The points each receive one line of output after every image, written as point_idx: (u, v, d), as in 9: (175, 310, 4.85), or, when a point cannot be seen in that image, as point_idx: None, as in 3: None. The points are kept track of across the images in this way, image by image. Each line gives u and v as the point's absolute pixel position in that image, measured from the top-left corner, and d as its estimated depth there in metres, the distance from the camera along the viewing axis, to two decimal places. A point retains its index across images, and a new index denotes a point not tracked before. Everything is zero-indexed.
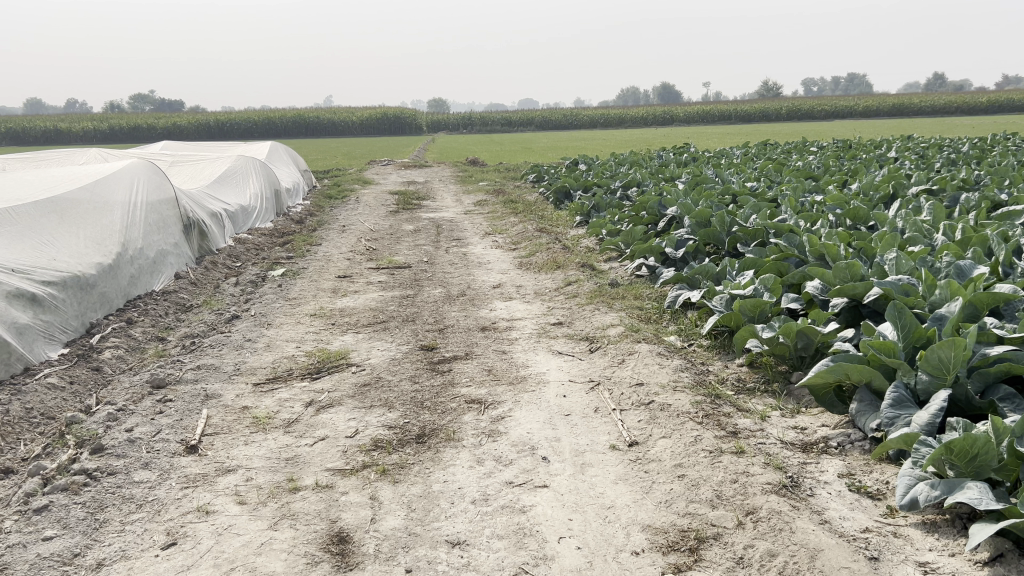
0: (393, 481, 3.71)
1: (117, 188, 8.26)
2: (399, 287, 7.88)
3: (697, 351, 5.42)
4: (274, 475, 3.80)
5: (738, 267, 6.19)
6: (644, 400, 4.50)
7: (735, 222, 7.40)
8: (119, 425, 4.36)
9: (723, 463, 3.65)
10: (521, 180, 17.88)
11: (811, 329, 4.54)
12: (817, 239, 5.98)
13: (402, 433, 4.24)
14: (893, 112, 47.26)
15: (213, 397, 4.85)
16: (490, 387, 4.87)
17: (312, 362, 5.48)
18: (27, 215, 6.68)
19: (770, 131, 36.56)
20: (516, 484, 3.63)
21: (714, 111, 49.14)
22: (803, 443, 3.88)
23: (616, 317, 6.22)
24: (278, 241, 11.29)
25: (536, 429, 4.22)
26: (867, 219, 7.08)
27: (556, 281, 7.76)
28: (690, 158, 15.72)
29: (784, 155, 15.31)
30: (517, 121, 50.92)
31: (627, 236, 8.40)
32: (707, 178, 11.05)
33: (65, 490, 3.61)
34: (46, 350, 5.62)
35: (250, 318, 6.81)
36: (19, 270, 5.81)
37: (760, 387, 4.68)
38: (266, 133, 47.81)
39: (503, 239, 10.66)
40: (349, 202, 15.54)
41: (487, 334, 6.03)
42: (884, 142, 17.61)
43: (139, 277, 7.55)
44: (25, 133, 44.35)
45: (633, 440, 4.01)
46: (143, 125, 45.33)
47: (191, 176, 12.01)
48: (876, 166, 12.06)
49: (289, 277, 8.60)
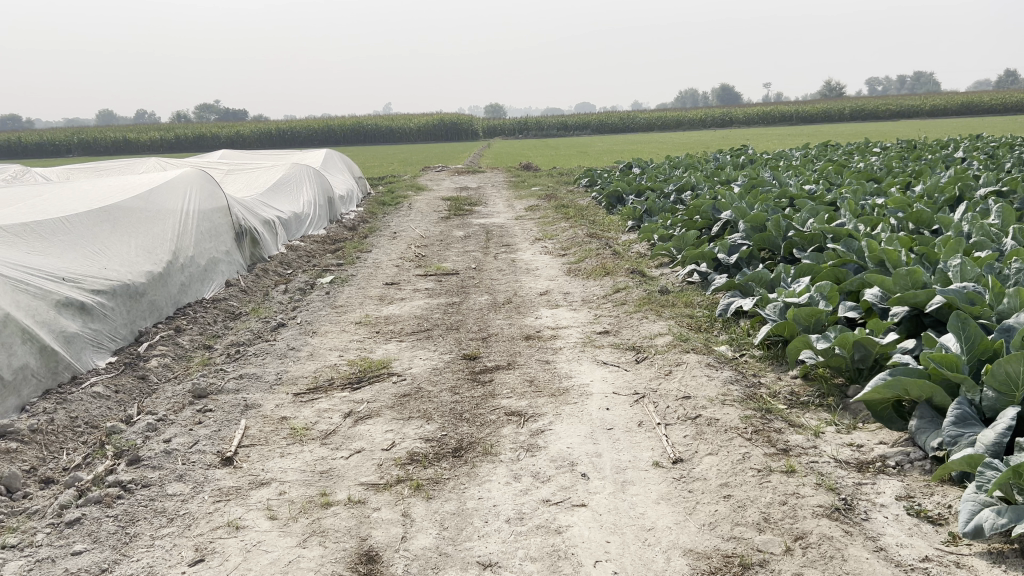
0: (427, 497, 3.60)
1: (170, 197, 8.37)
2: (446, 294, 7.80)
3: (749, 362, 5.21)
4: (306, 489, 3.73)
5: (793, 273, 5.96)
6: (690, 413, 4.32)
7: (791, 227, 7.13)
8: (157, 436, 4.36)
9: (772, 483, 3.46)
10: (574, 185, 17.71)
11: (869, 340, 4.31)
12: (877, 244, 5.72)
13: (439, 446, 4.14)
14: (961, 111, 45.74)
15: (252, 407, 4.82)
16: (530, 399, 4.74)
17: (353, 372, 5.43)
18: (80, 225, 6.79)
19: (830, 132, 35.75)
20: (553, 503, 3.49)
21: (774, 113, 48.26)
22: (858, 462, 3.65)
23: (664, 326, 6.03)
24: (330, 248, 11.35)
25: (576, 443, 4.08)
26: (931, 223, 6.75)
27: (605, 288, 7.59)
28: (746, 161, 15.37)
29: (844, 156, 14.86)
30: (573, 125, 50.72)
31: (679, 241, 8.19)
32: (764, 182, 10.75)
33: (98, 503, 3.59)
34: (94, 359, 5.67)
35: (295, 326, 6.81)
36: (70, 279, 5.89)
37: (814, 401, 4.46)
38: (326, 141, 48.46)
39: (552, 245, 10.53)
40: (402, 208, 15.57)
41: (532, 343, 5.91)
42: (950, 142, 16.99)
43: (190, 285, 7.62)
44: (94, 144, 45.60)
45: (677, 457, 3.83)
46: (206, 134, 46.40)
47: (246, 184, 12.15)
48: (943, 168, 11.59)
49: (337, 284, 8.60)
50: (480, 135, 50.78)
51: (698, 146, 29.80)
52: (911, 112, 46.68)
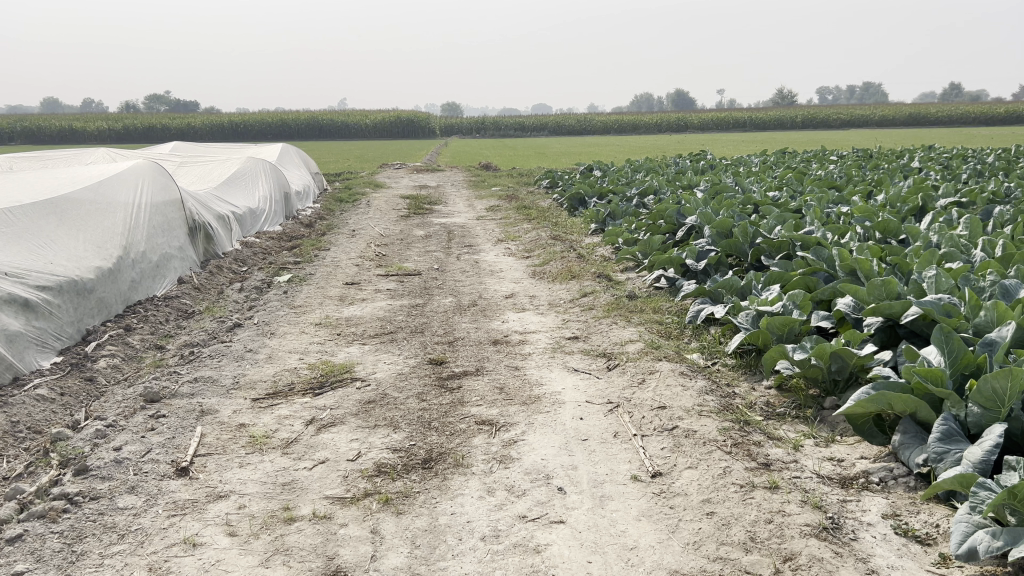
0: (396, 512, 3.42)
1: (121, 189, 8.04)
2: (409, 295, 7.61)
3: (721, 370, 5.11)
4: (268, 502, 3.53)
5: (763, 281, 5.89)
6: (667, 425, 4.20)
7: (758, 233, 7.09)
8: (107, 443, 4.11)
9: (756, 500, 3.35)
10: (535, 186, 17.59)
11: (847, 351, 4.24)
12: (848, 253, 5.67)
13: (408, 457, 3.96)
14: (910, 122, 46.74)
15: (209, 413, 4.58)
16: (501, 407, 4.59)
17: (314, 376, 5.21)
18: (24, 217, 6.46)
19: (784, 139, 36.25)
20: (530, 519, 3.34)
21: (730, 120, 48.81)
22: (841, 478, 3.56)
23: (635, 332, 5.93)
24: (286, 245, 11.05)
25: (551, 455, 3.93)
26: (898, 233, 6.76)
27: (571, 292, 7.47)
28: (707, 166, 15.41)
29: (804, 164, 14.96)
30: (531, 126, 50.69)
31: (645, 245, 8.11)
32: (727, 187, 10.75)
33: (42, 518, 3.34)
34: (38, 359, 5.37)
35: (252, 327, 6.55)
36: (12, 275, 5.58)
37: (791, 413, 4.38)
38: (280, 135, 47.66)
39: (516, 246, 10.38)
40: (359, 205, 15.29)
41: (500, 348, 5.75)
42: (904, 152, 17.25)
43: (141, 282, 7.31)
44: (39, 132, 44.19)
45: (656, 471, 3.71)
46: (157, 125, 45.35)
47: (199, 177, 11.79)
48: (901, 177, 11.71)
49: (295, 283, 8.34)
50: (437, 133, 50.49)
51: (657, 150, 29.93)
52: (863, 121, 47.62)
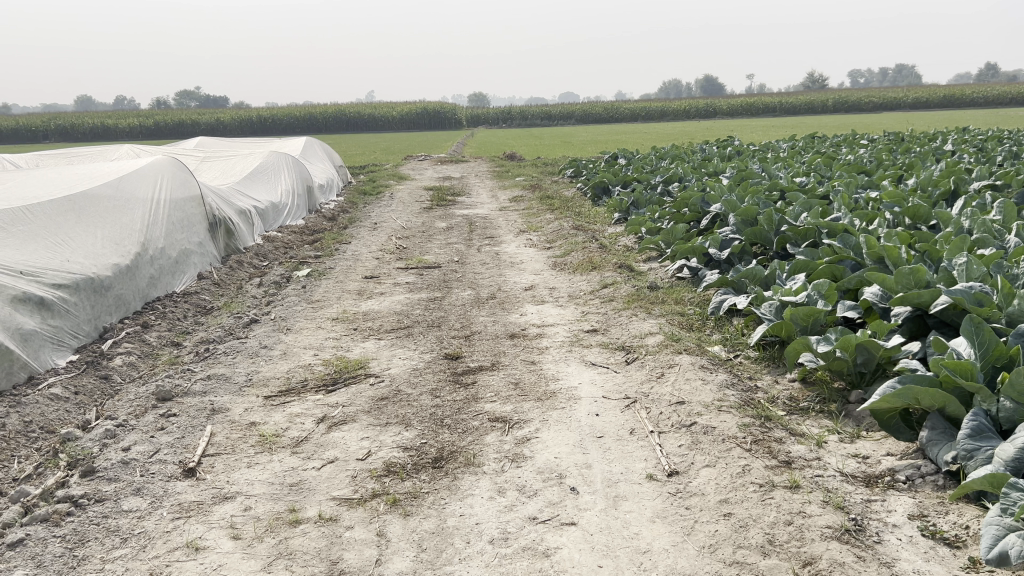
0: (404, 514, 3.34)
1: (140, 186, 8.03)
2: (428, 289, 7.53)
3: (744, 363, 4.96)
4: (274, 504, 3.46)
5: (788, 270, 5.73)
6: (685, 421, 4.07)
7: (784, 220, 6.90)
8: (116, 444, 4.07)
9: (775, 500, 3.22)
10: (559, 175, 17.44)
11: (873, 343, 4.09)
12: (876, 240, 5.48)
13: (418, 456, 3.87)
14: (943, 104, 45.83)
15: (220, 411, 4.53)
16: (515, 403, 4.48)
17: (328, 373, 5.15)
18: (43, 215, 6.47)
19: (814, 125, 35.68)
20: (540, 521, 3.24)
21: (758, 104, 48.26)
22: (866, 477, 3.41)
23: (655, 324, 5.79)
24: (308, 239, 11.03)
25: (564, 453, 3.83)
26: (929, 218, 6.54)
27: (592, 283, 7.35)
28: (734, 152, 15.15)
29: (833, 149, 14.66)
30: (557, 114, 50.43)
31: (668, 235, 7.95)
32: (753, 173, 10.53)
33: (45, 521, 3.30)
34: (54, 358, 5.36)
35: (269, 322, 6.51)
36: (28, 273, 5.58)
37: (815, 407, 4.22)
38: (308, 129, 47.87)
39: (537, 237, 10.25)
40: (383, 198, 15.25)
41: (517, 342, 5.64)
42: (938, 135, 16.84)
43: (159, 278, 7.30)
44: (72, 130, 44.81)
45: (673, 470, 3.58)
46: (187, 121, 45.80)
47: (221, 172, 11.80)
48: (934, 160, 11.41)
49: (314, 277, 8.30)
50: (464, 124, 50.40)
51: (687, 136, 29.54)
52: (895, 103, 46.76)
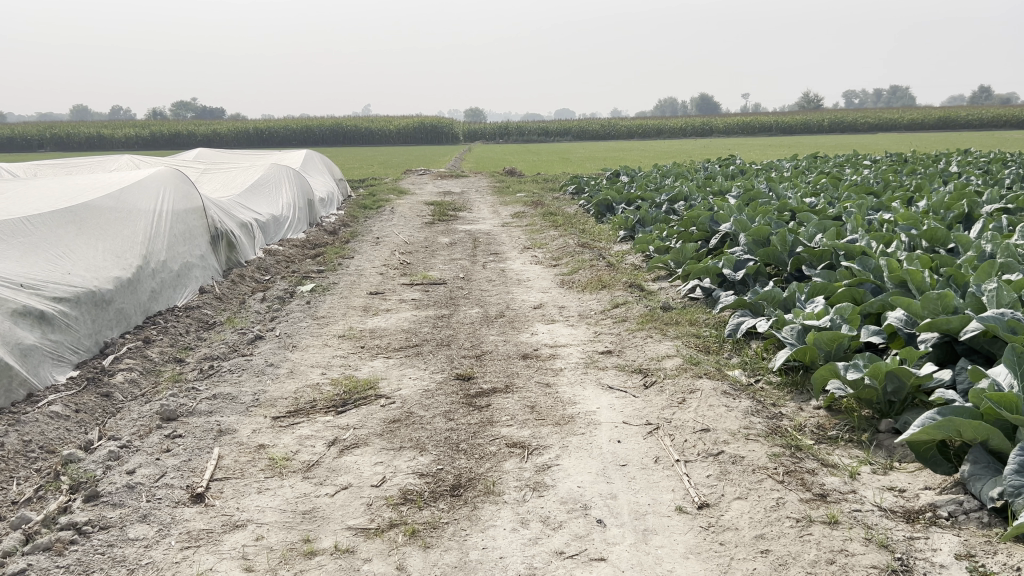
0: (424, 546, 3.19)
1: (142, 197, 7.89)
2: (434, 306, 7.39)
3: (765, 389, 4.83)
4: (287, 534, 3.30)
5: (807, 292, 5.60)
6: (711, 449, 3.93)
7: (798, 241, 6.79)
8: (119, 466, 3.91)
9: (814, 537, 3.09)
10: (560, 191, 17.32)
11: (904, 370, 3.94)
12: (897, 263, 5.37)
13: (436, 483, 3.72)
14: (938, 125, 46.01)
15: (227, 433, 4.37)
16: (533, 428, 4.34)
17: (337, 393, 4.99)
18: (43, 226, 6.32)
19: (812, 144, 35.54)
20: (568, 556, 3.09)
21: (755, 124, 48.42)
22: (906, 512, 3.28)
23: (671, 346, 5.66)
24: (310, 253, 10.88)
25: (587, 482, 3.68)
26: (947, 241, 6.44)
27: (602, 302, 7.22)
28: (736, 171, 15.03)
29: (837, 169, 14.55)
30: (554, 131, 50.46)
31: (678, 254, 7.84)
32: (761, 193, 10.43)
33: (47, 551, 3.14)
34: (53, 374, 5.21)
35: (274, 339, 6.36)
36: (28, 286, 5.42)
37: (843, 436, 4.09)
38: (305, 141, 47.80)
39: (542, 254, 10.13)
40: (383, 212, 15.10)
41: (530, 362, 5.50)
42: (940, 156, 16.80)
43: (161, 292, 7.15)
44: (68, 139, 44.66)
45: (703, 502, 3.44)
46: (184, 131, 45.71)
47: (222, 184, 11.67)
48: (941, 182, 11.32)
49: (318, 293, 8.14)
50: (460, 139, 50.37)
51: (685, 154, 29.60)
52: (891, 125, 46.97)
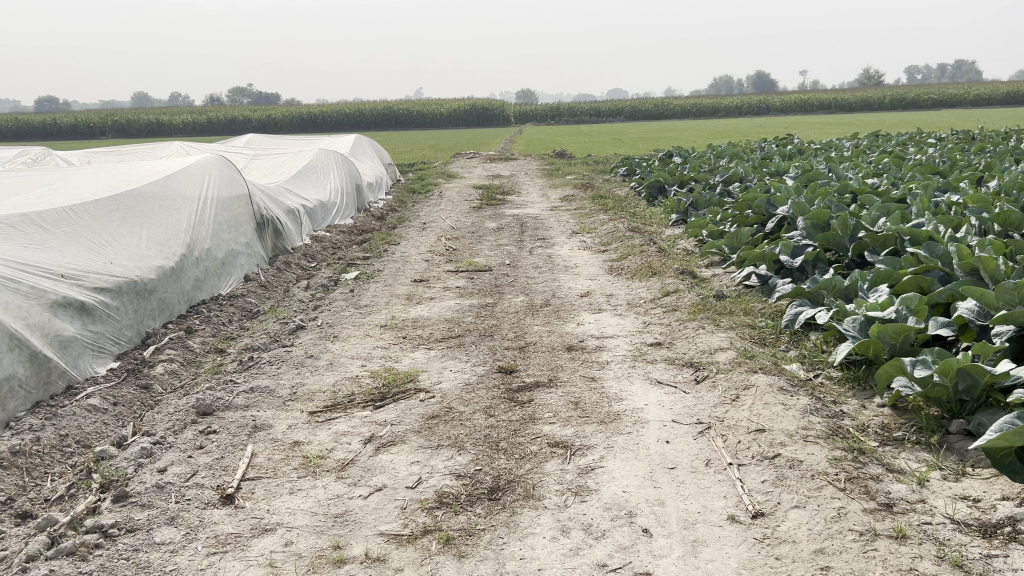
0: (459, 555, 3.02)
1: (187, 184, 7.85)
2: (479, 294, 7.22)
3: (825, 385, 4.55)
4: (317, 539, 3.17)
5: (869, 281, 5.28)
6: (767, 452, 3.69)
7: (860, 226, 6.43)
8: (151, 464, 3.82)
9: (879, 554, 2.85)
10: (611, 174, 16.98)
11: (977, 368, 3.64)
12: (969, 249, 5.01)
13: (473, 485, 3.55)
14: (1005, 100, 44.34)
15: (262, 429, 4.26)
16: (577, 426, 4.13)
17: (376, 386, 4.85)
18: (86, 215, 6.29)
19: (868, 121, 34.49)
20: (611, 569, 2.89)
21: (812, 101, 47.24)
22: (983, 525, 3.00)
23: (724, 338, 5.40)
24: (356, 239, 10.79)
25: (633, 487, 3.47)
26: (1022, 225, 6.02)
27: (652, 290, 6.96)
28: (793, 151, 14.54)
29: (899, 148, 13.96)
30: (606, 112, 49.83)
31: (732, 239, 7.53)
32: (820, 174, 10.00)
33: (71, 555, 3.06)
34: (93, 365, 5.16)
35: (315, 329, 6.25)
36: (69, 276, 5.38)
37: (911, 438, 3.81)
38: (357, 125, 47.98)
39: (591, 239, 9.87)
40: (431, 197, 14.97)
41: (574, 355, 5.29)
42: (1009, 133, 16.04)
43: (206, 280, 7.11)
44: (128, 126, 45.47)
45: (758, 511, 3.20)
46: (239, 117, 46.22)
47: (270, 171, 11.66)
48: (1013, 161, 10.73)
49: (362, 280, 8.04)
50: (511, 120, 50.07)
51: (740, 132, 28.96)
52: (955, 100, 45.33)
